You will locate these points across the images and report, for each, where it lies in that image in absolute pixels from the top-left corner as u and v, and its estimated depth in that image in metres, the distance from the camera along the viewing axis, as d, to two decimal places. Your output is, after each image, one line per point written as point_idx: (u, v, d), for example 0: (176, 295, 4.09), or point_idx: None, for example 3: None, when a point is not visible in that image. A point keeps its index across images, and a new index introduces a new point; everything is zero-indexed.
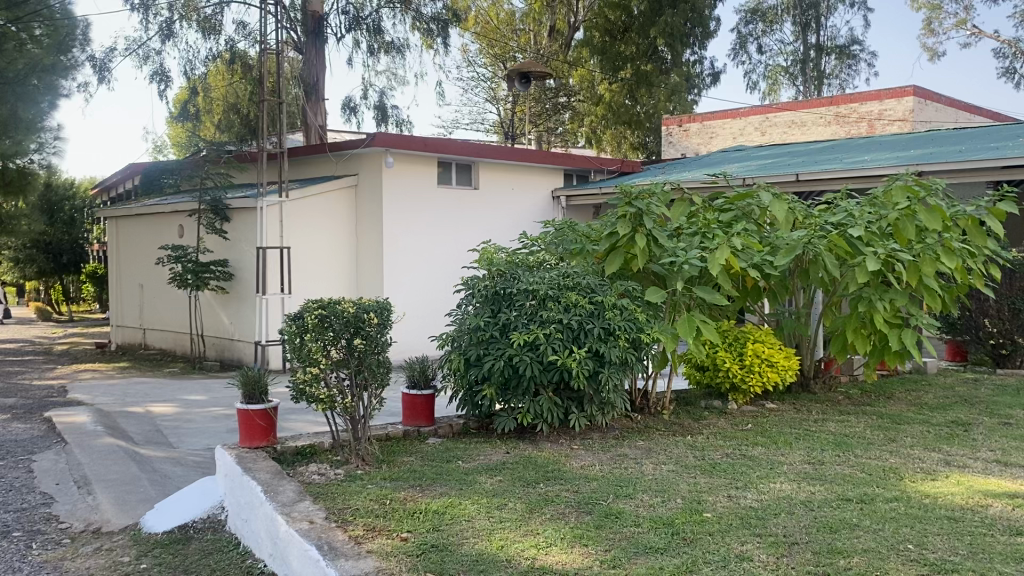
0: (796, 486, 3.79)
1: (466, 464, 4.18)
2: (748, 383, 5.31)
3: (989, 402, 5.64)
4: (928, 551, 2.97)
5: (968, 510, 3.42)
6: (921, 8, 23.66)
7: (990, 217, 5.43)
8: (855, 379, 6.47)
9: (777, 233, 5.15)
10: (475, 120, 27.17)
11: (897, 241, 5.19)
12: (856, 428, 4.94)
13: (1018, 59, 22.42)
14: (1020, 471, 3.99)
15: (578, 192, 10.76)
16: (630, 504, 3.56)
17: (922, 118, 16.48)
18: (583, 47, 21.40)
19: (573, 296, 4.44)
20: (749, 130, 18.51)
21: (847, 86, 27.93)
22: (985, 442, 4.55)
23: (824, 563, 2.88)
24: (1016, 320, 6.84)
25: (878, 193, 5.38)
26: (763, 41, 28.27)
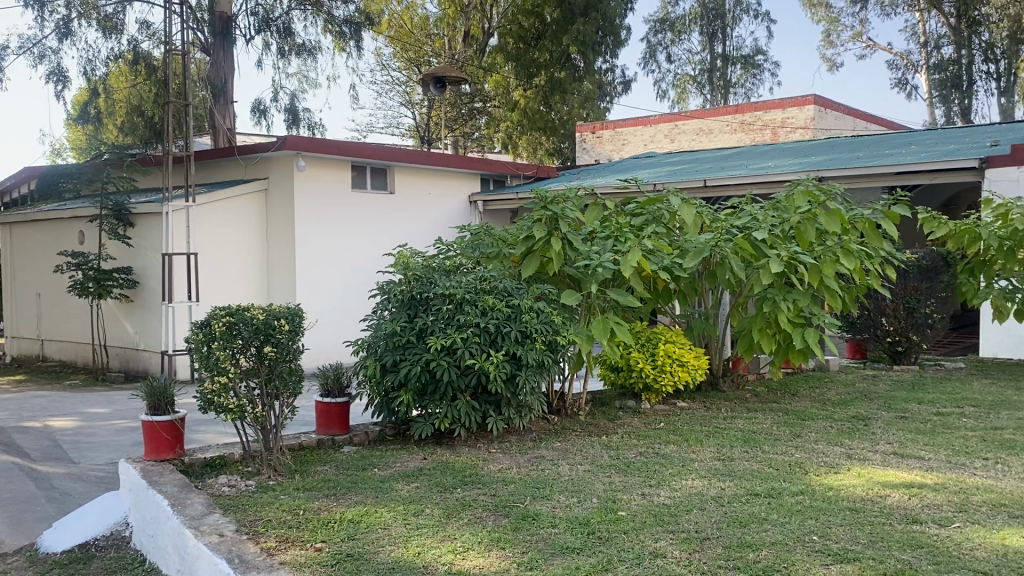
0: (707, 482, 3.89)
1: (383, 471, 4.14)
2: (661, 382, 5.42)
3: (886, 397, 5.91)
4: (831, 541, 3.09)
5: (869, 501, 3.56)
6: (820, 20, 24.63)
7: (886, 220, 5.68)
8: (762, 377, 6.68)
9: (686, 236, 5.28)
10: (390, 125, 26.93)
11: (800, 244, 5.38)
12: (763, 425, 5.09)
13: (909, 71, 23.57)
14: (915, 463, 4.18)
15: (493, 196, 10.81)
16: (546, 506, 3.58)
17: (822, 126, 17.14)
18: (498, 53, 21.61)
19: (489, 300, 4.45)
20: (658, 138, 19.17)
21: (753, 95, 28.83)
22: (884, 436, 4.75)
23: (733, 557, 2.96)
24: (910, 318, 7.20)
25: (781, 196, 5.55)
26: (672, 50, 28.95)
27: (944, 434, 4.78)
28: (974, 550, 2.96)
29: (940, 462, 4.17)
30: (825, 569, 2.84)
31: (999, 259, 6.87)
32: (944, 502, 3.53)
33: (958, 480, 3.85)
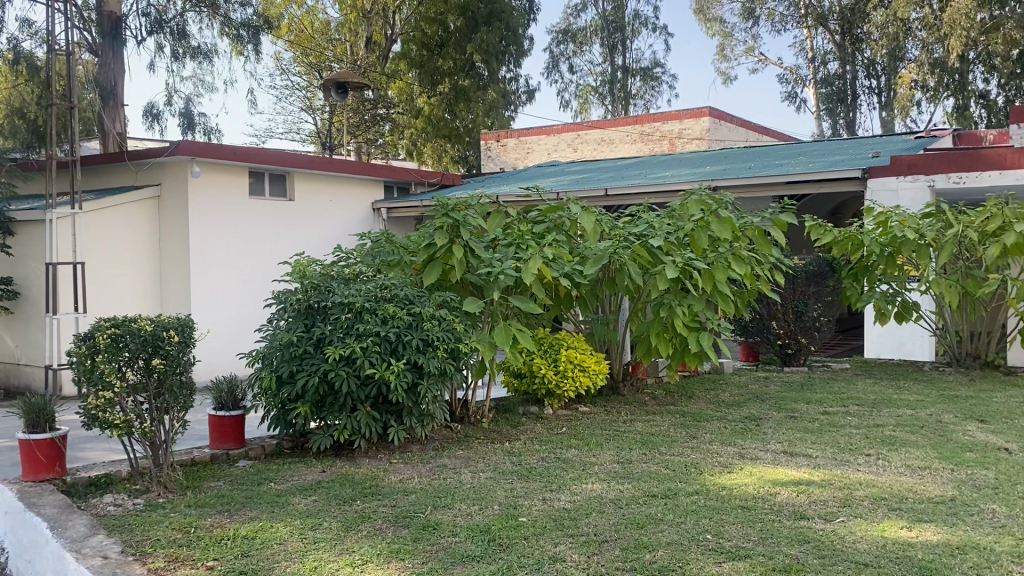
0: (606, 485, 3.95)
1: (280, 485, 4.03)
2: (563, 388, 5.48)
3: (777, 397, 6.14)
4: (724, 540, 3.18)
5: (760, 499, 3.69)
6: (715, 35, 25.47)
7: (775, 227, 5.90)
8: (660, 380, 6.85)
9: (586, 244, 5.35)
10: (291, 130, 26.40)
11: (694, 251, 5.53)
12: (661, 427, 5.21)
13: (798, 85, 24.64)
14: (803, 460, 4.36)
15: (397, 203, 10.74)
16: (447, 515, 3.57)
17: (717, 137, 17.72)
18: (402, 60, 21.39)
19: (390, 308, 4.40)
20: (562, 147, 19.47)
21: (652, 106, 29.58)
22: (774, 435, 4.93)
23: (631, 558, 3.01)
24: (799, 321, 7.50)
25: (677, 205, 5.69)
26: (574, 61, 29.45)
27: (830, 432, 4.99)
28: (856, 543, 3.10)
29: (826, 459, 4.35)
30: (718, 568, 2.91)
31: (880, 264, 7.25)
32: (830, 497, 3.68)
33: (843, 476, 4.03)
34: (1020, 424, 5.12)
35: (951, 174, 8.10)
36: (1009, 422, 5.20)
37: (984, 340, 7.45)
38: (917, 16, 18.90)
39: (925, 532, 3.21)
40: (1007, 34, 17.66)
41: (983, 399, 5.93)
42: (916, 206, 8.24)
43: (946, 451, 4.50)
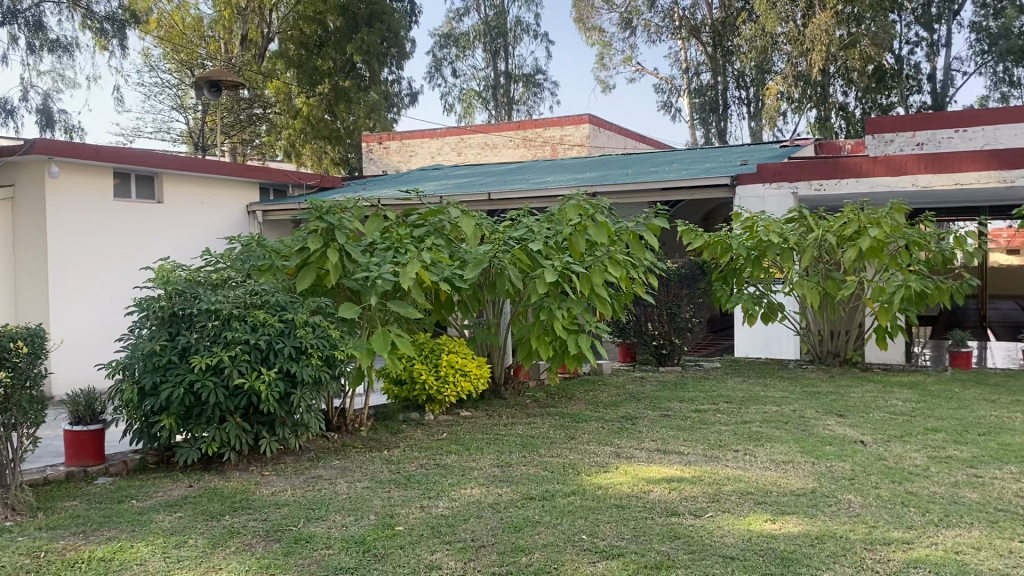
0: (484, 490, 3.94)
1: (142, 503, 3.83)
2: (444, 393, 5.44)
3: (652, 396, 6.30)
4: (598, 539, 3.22)
5: (634, 497, 3.76)
6: (595, 44, 25.98)
7: (649, 232, 6.06)
8: (542, 382, 6.93)
9: (465, 248, 5.33)
10: (161, 129, 25.28)
11: (572, 255, 5.61)
12: (540, 429, 5.25)
13: (674, 95, 25.47)
14: (676, 458, 4.48)
15: (273, 206, 10.45)
16: (321, 527, 3.47)
17: (597, 144, 18.08)
18: (278, 59, 20.86)
19: (261, 315, 4.25)
20: (445, 150, 19.31)
21: (534, 113, 29.90)
22: (648, 434, 5.05)
23: (507, 563, 3.01)
24: (673, 322, 7.74)
25: (555, 209, 5.76)
26: (457, 66, 29.45)
27: (701, 429, 5.16)
28: (724, 537, 3.20)
29: (697, 457, 4.49)
30: (592, 567, 2.95)
31: (747, 267, 7.56)
32: (700, 493, 3.79)
33: (713, 472, 4.16)
34: (875, 417, 5.43)
35: (812, 181, 8.52)
36: (865, 415, 5.51)
37: (843, 338, 7.84)
38: (782, 30, 19.86)
39: (787, 523, 3.35)
40: (863, 50, 18.80)
41: (841, 395, 6.27)
42: (780, 211, 8.65)
43: (808, 445, 4.72)
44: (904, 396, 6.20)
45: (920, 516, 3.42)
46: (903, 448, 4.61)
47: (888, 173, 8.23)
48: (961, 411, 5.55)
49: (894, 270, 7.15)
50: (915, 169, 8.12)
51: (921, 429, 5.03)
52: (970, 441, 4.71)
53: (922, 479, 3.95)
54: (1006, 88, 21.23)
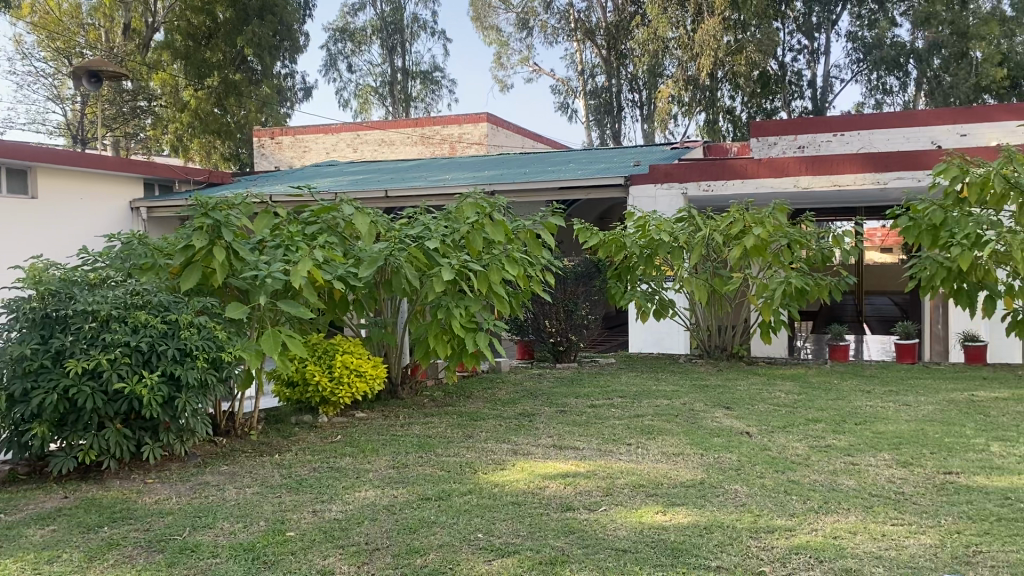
0: (379, 492, 3.88)
1: (10, 517, 3.60)
2: (338, 394, 5.32)
3: (549, 393, 6.36)
4: (495, 537, 3.22)
5: (530, 494, 3.78)
6: (492, 43, 26.04)
7: (545, 230, 6.11)
8: (440, 381, 6.88)
9: (360, 246, 5.22)
10: (35, 120, 23.93)
11: (470, 253, 5.59)
12: (438, 428, 5.21)
13: (570, 96, 25.84)
14: (572, 453, 4.53)
15: (158, 201, 10.04)
16: (208, 535, 3.35)
17: (495, 143, 18.15)
18: (164, 50, 20.04)
19: (142, 316, 4.06)
20: (341, 146, 19.05)
21: (432, 110, 29.75)
22: (544, 430, 5.09)
23: (402, 565, 2.97)
24: (569, 320, 7.82)
25: (452, 208, 5.73)
26: (352, 61, 29.10)
27: (596, 424, 5.24)
28: (617, 530, 3.26)
29: (592, 451, 4.55)
30: (488, 566, 2.94)
31: (640, 265, 7.73)
32: (594, 488, 3.84)
33: (606, 466, 4.23)
34: (759, 409, 5.64)
35: (700, 181, 8.77)
36: (751, 407, 5.72)
37: (730, 333, 8.16)
38: (673, 35, 20.40)
39: (677, 515, 3.44)
40: (748, 56, 19.55)
41: (729, 388, 6.49)
42: (671, 210, 8.88)
43: (697, 437, 4.86)
44: (787, 388, 6.46)
45: (801, 504, 3.56)
46: (786, 438, 4.80)
47: (771, 174, 8.57)
48: (839, 402, 5.83)
49: (777, 267, 7.44)
50: (797, 171, 8.48)
51: (803, 419, 5.25)
52: (847, 430, 4.95)
53: (804, 468, 4.13)
54: (879, 95, 22.64)
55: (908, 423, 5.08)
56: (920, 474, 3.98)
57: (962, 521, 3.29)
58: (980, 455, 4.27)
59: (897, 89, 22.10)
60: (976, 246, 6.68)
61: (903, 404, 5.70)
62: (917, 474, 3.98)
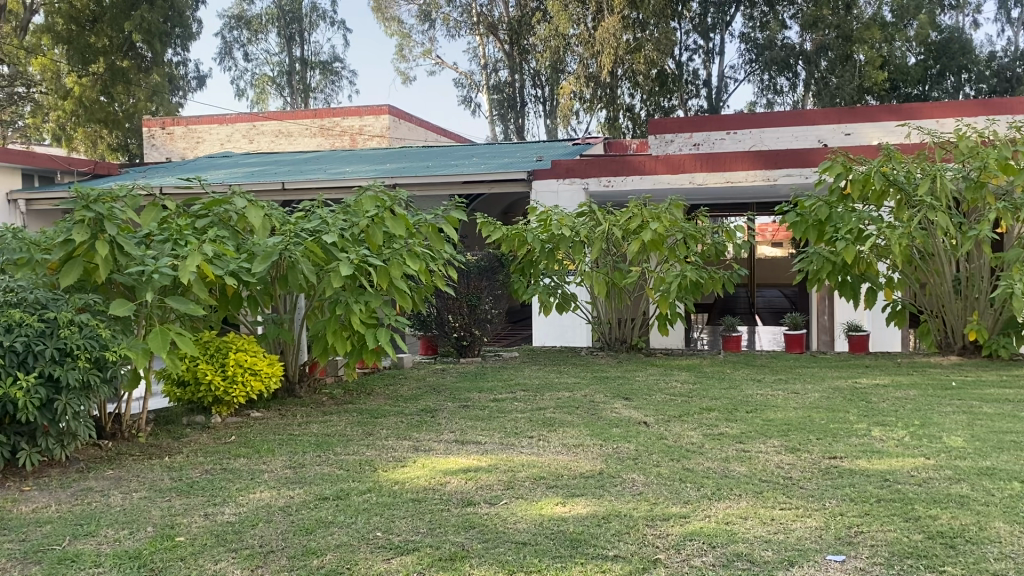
0: (275, 493, 3.78)
1: None
2: (232, 394, 5.16)
3: (451, 388, 6.34)
4: (394, 535, 3.18)
5: (431, 490, 3.75)
6: (394, 35, 25.73)
7: (447, 224, 6.07)
8: (339, 378, 6.74)
9: (254, 240, 5.06)
10: None
11: (370, 247, 5.49)
12: (337, 427, 5.12)
13: (473, 90, 25.88)
14: (474, 447, 4.53)
15: (39, 193, 9.56)
16: (90, 543, 3.19)
17: (396, 135, 17.95)
18: (44, 33, 18.97)
19: (16, 314, 3.83)
20: (236, 138, 18.46)
21: (331, 101, 29.24)
22: (446, 425, 5.07)
23: (297, 566, 2.90)
24: (473, 314, 7.80)
25: (351, 201, 5.62)
26: (249, 49, 28.35)
27: (498, 418, 5.24)
28: (517, 523, 3.27)
29: (493, 445, 4.56)
30: (386, 565, 2.90)
31: (542, 259, 7.78)
32: (495, 481, 3.85)
33: (507, 459, 4.24)
34: (657, 399, 5.77)
35: (601, 177, 8.87)
36: (648, 398, 5.84)
37: (629, 325, 8.30)
38: (574, 32, 20.60)
39: (576, 506, 3.47)
40: (647, 55, 19.94)
41: (628, 379, 6.63)
42: (573, 205, 8.96)
43: (596, 428, 4.92)
44: (683, 378, 6.65)
45: (695, 490, 3.66)
46: (682, 427, 4.92)
47: (668, 171, 8.74)
48: (731, 391, 6.02)
49: (673, 261, 7.61)
50: (692, 167, 8.69)
51: (698, 409, 5.39)
52: (739, 418, 5.11)
53: (697, 456, 4.24)
54: (770, 95, 23.52)
55: (797, 410, 5.29)
56: (807, 459, 4.14)
57: (845, 503, 3.44)
58: (862, 440, 4.48)
59: (787, 89, 22.99)
60: (858, 241, 6.99)
61: (792, 392, 5.93)
62: (804, 459, 4.15)
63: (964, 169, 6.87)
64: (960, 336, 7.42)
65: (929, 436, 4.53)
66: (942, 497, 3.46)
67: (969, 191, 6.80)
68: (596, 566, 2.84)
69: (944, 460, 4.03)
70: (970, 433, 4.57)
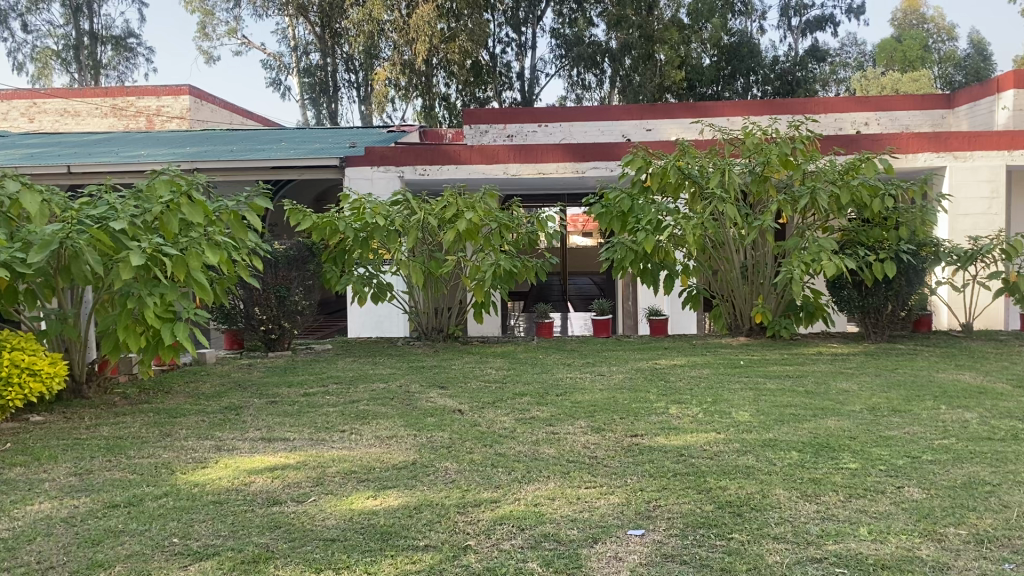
0: (56, 504, 3.45)
1: None
2: (7, 398, 4.67)
3: (258, 383, 6.09)
4: (192, 541, 3.00)
5: (233, 491, 3.57)
6: (195, 11, 24.23)
7: (250, 212, 5.80)
8: (134, 377, 6.29)
9: (30, 228, 4.60)
10: None
11: (164, 236, 5.14)
12: (130, 428, 4.78)
13: (282, 72, 25.20)
14: (281, 445, 4.36)
15: None
16: None
17: (198, 118, 16.99)
18: None
19: None
20: (13, 115, 16.83)
21: (126, 79, 27.40)
22: (253, 423, 4.85)
23: None
24: (281, 306, 7.50)
25: (142, 186, 5.24)
26: (27, 19, 25.76)
27: (308, 413, 5.09)
28: (325, 520, 3.17)
29: (302, 441, 4.41)
30: (182, 572, 2.73)
31: (356, 248, 7.61)
32: (303, 478, 3.72)
33: (317, 455, 4.11)
34: (471, 387, 5.82)
35: (417, 165, 8.78)
36: (463, 386, 5.88)
37: (445, 314, 8.32)
38: (388, 18, 20.16)
39: (387, 498, 3.43)
40: (461, 45, 20.00)
41: (443, 367, 6.65)
42: (387, 193, 8.82)
43: (411, 418, 4.89)
44: (497, 364, 6.75)
45: (507, 475, 3.72)
46: (495, 413, 5.00)
47: (483, 161, 8.81)
48: (543, 375, 6.20)
49: (488, 250, 7.70)
50: (506, 158, 8.81)
51: (510, 394, 5.49)
52: (550, 402, 5.26)
53: (509, 441, 4.31)
54: (579, 90, 24.39)
55: (603, 392, 5.51)
56: (611, 438, 4.32)
57: (645, 478, 3.61)
58: (661, 418, 4.73)
59: (594, 86, 24.07)
60: (657, 231, 7.40)
61: (598, 374, 6.19)
62: (608, 438, 4.32)
63: (751, 163, 7.42)
64: (748, 319, 8.01)
65: (720, 412, 4.86)
66: (730, 469, 3.72)
67: (754, 184, 7.35)
68: (406, 558, 2.81)
69: (733, 434, 4.33)
70: (756, 408, 4.94)
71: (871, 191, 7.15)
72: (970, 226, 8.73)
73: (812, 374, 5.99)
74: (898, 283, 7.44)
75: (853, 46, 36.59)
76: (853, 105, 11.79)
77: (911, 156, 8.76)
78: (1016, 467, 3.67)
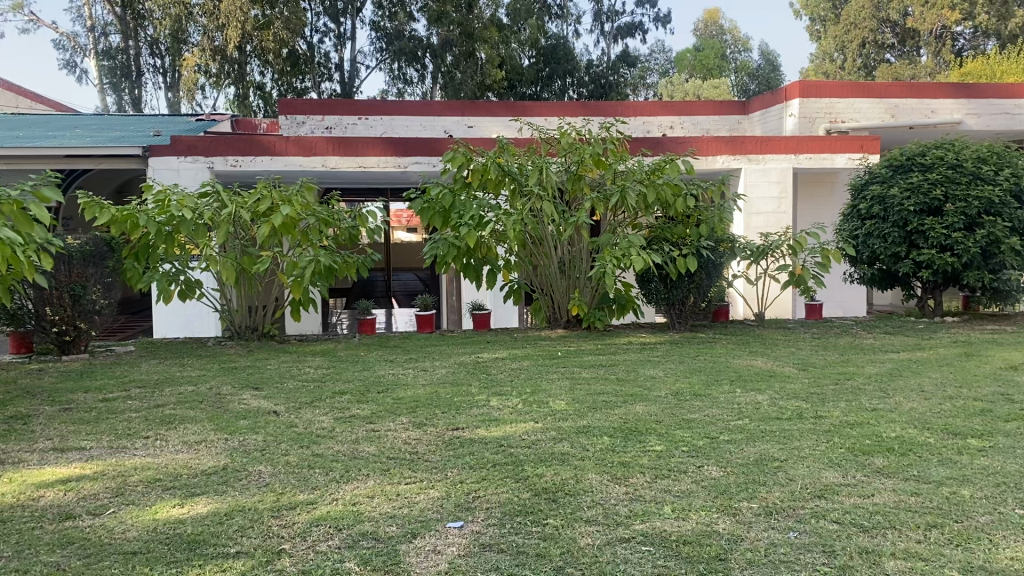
0: None
1: None
2: None
3: (50, 389, 5.61)
4: None
5: (19, 508, 3.27)
6: None
7: (34, 202, 5.31)
8: None
9: None
10: None
11: None
12: None
13: (77, 54, 23.42)
14: (76, 454, 4.05)
15: None
16: None
17: None
18: None
19: None
20: None
21: None
22: (42, 433, 4.46)
23: None
24: (77, 305, 6.95)
25: None
26: None
27: (108, 420, 4.75)
28: (125, 532, 2.98)
29: (100, 450, 4.11)
30: None
31: (160, 244, 7.16)
32: (101, 490, 3.47)
33: (117, 464, 3.85)
34: (288, 386, 5.65)
35: (228, 156, 8.39)
36: (279, 386, 5.70)
37: (260, 313, 8.04)
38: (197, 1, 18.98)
39: (195, 505, 3.26)
40: (277, 34, 19.22)
41: (258, 367, 6.41)
42: (195, 185, 8.38)
43: (222, 422, 4.68)
44: (315, 363, 6.59)
45: (323, 475, 3.64)
46: (313, 412, 4.88)
47: (299, 152, 8.54)
48: (364, 372, 6.13)
49: (306, 245, 7.48)
50: (324, 150, 8.59)
51: (329, 393, 5.37)
52: (370, 399, 5.20)
53: (327, 440, 4.22)
54: (400, 84, 24.26)
55: (425, 387, 5.51)
56: (432, 433, 4.32)
57: (465, 471, 3.65)
58: (481, 411, 4.79)
59: (416, 80, 24.01)
60: (479, 228, 7.49)
61: (421, 369, 6.19)
62: (429, 434, 4.32)
63: (566, 162, 7.68)
64: (565, 311, 8.31)
65: (538, 402, 4.99)
66: (546, 456, 3.83)
67: (570, 182, 7.61)
68: (214, 566, 2.69)
69: (550, 423, 4.47)
70: (571, 397, 5.13)
71: (673, 191, 7.60)
72: (762, 223, 9.48)
73: (624, 363, 6.29)
74: (699, 277, 7.99)
75: (660, 52, 38.69)
76: (660, 109, 12.42)
77: (711, 158, 9.36)
78: (800, 443, 4.02)
